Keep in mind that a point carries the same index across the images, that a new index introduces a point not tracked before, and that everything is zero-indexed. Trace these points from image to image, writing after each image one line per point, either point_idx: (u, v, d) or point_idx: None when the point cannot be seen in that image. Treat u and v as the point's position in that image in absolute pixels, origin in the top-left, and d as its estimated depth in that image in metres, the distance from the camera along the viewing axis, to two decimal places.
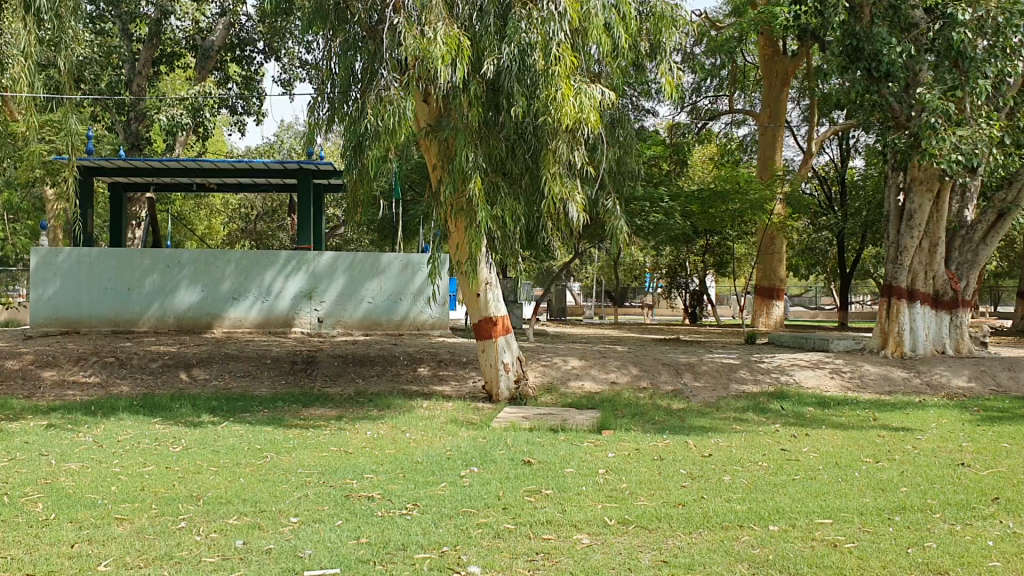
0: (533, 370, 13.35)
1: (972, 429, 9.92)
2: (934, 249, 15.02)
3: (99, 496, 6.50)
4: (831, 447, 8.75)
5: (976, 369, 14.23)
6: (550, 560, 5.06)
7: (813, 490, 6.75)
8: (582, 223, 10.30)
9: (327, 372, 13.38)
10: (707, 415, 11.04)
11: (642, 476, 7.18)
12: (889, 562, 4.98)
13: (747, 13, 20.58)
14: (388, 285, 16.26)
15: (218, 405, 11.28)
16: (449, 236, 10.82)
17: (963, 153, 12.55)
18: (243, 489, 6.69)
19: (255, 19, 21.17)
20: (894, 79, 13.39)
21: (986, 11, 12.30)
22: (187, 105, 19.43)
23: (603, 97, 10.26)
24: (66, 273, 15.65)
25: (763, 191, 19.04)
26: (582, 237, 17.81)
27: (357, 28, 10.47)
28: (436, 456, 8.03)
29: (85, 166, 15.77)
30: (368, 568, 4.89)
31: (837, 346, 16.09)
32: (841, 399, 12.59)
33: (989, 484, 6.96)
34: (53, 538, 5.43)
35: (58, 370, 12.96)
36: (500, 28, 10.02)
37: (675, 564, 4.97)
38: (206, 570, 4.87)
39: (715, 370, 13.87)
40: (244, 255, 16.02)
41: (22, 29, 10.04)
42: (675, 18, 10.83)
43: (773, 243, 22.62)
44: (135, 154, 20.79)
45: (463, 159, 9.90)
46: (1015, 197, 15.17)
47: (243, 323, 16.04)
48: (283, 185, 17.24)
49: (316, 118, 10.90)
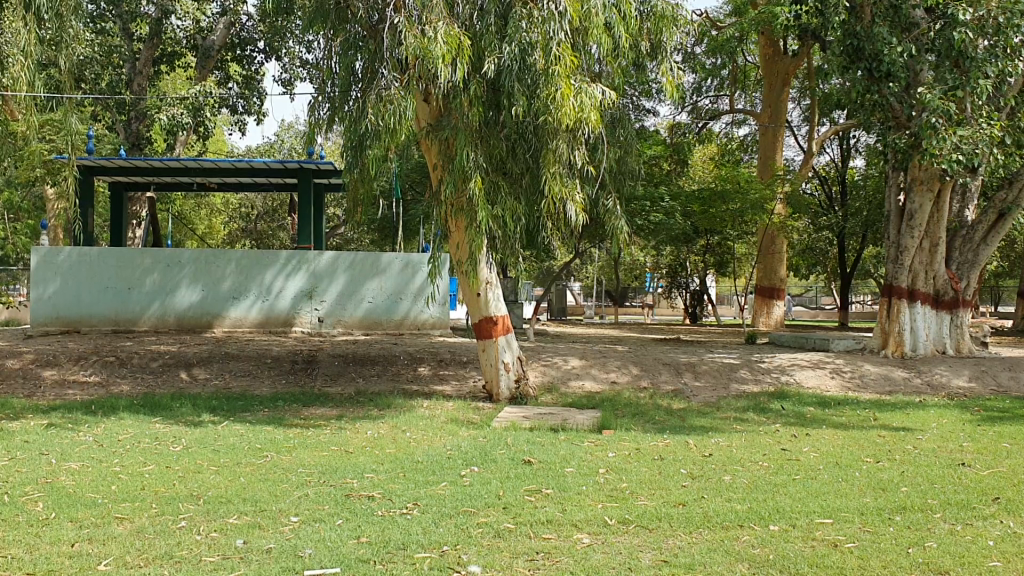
0: (533, 370, 13.34)
1: (972, 429, 9.92)
2: (935, 249, 15.01)
3: (99, 496, 6.49)
4: (832, 446, 8.75)
5: (976, 369, 14.22)
6: (550, 560, 5.06)
7: (813, 490, 6.74)
8: (582, 223, 10.29)
9: (327, 372, 13.37)
10: (707, 415, 11.03)
11: (642, 476, 7.17)
12: (890, 562, 4.97)
13: (748, 14, 20.59)
14: (388, 285, 16.26)
15: (218, 405, 11.27)
16: (449, 235, 10.81)
17: (964, 153, 12.57)
18: (243, 489, 6.68)
19: (256, 19, 21.19)
20: (895, 79, 13.38)
21: (987, 10, 12.28)
22: (187, 104, 19.43)
23: (604, 96, 10.26)
24: (66, 273, 15.65)
25: (764, 191, 18.84)
26: (582, 237, 17.81)
27: (357, 27, 10.47)
28: (436, 456, 8.03)
29: (85, 165, 15.77)
30: (368, 568, 4.88)
31: (837, 346, 16.09)
32: (841, 399, 12.58)
33: (990, 484, 6.95)
34: (53, 538, 5.42)
35: (58, 370, 12.96)
36: (500, 27, 10.01)
37: (675, 564, 4.97)
38: (206, 570, 4.86)
39: (715, 370, 13.86)
40: (244, 254, 16.02)
41: (22, 29, 10.02)
42: (675, 18, 10.83)
43: (773, 243, 22.60)
44: (135, 154, 20.80)
45: (464, 159, 9.89)
46: (1015, 198, 15.16)
47: (243, 323, 16.04)
48: (283, 185, 17.24)
49: (316, 118, 10.89)
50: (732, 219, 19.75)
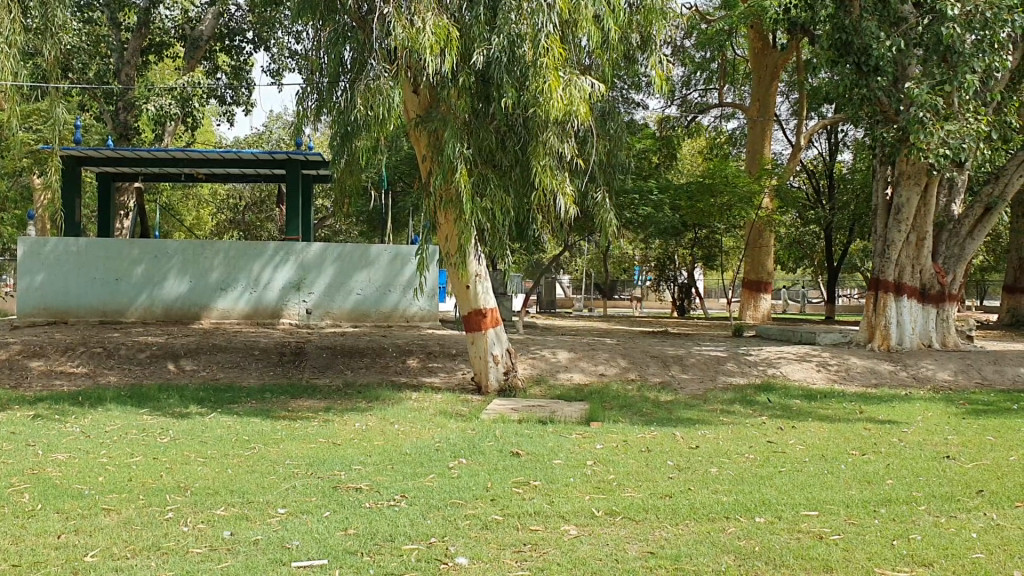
0: (522, 363, 13.35)
1: (957, 422, 9.98)
2: (921, 244, 15.01)
3: (87, 487, 6.47)
4: (818, 438, 8.85)
5: (962, 362, 14.28)
6: (537, 551, 5.08)
7: (799, 481, 6.79)
8: (571, 216, 10.24)
9: (315, 363, 13.33)
10: (693, 407, 11.09)
11: (631, 468, 7.21)
12: (875, 554, 5.02)
13: (738, 7, 20.58)
14: (376, 276, 16.25)
15: (206, 396, 11.22)
16: (437, 227, 10.79)
17: (950, 148, 12.69)
18: (231, 480, 6.68)
19: (244, 9, 21.12)
20: (882, 73, 13.32)
21: (974, 6, 12.31)
22: (175, 94, 19.29)
23: (592, 89, 10.25)
24: (53, 263, 15.57)
25: (752, 185, 19.23)
26: (572, 230, 17.91)
27: (347, 17, 10.43)
28: (424, 448, 8.03)
29: (72, 155, 15.66)
30: (356, 559, 4.90)
31: (824, 339, 16.17)
32: (827, 391, 12.64)
33: (974, 477, 7.01)
34: (39, 529, 5.41)
35: (45, 361, 12.90)
36: (489, 18, 9.93)
37: (662, 556, 5.00)
38: (194, 561, 4.86)
39: (702, 362, 13.92)
40: (233, 246, 15.96)
41: (7, 17, 9.91)
42: (665, 10, 10.78)
43: (761, 236, 22.27)
44: (123, 145, 20.77)
45: (451, 148, 9.84)
46: (1002, 192, 15.24)
47: (231, 314, 15.97)
48: (270, 176, 17.23)
49: (304, 108, 10.81)
50: (719, 213, 19.73)
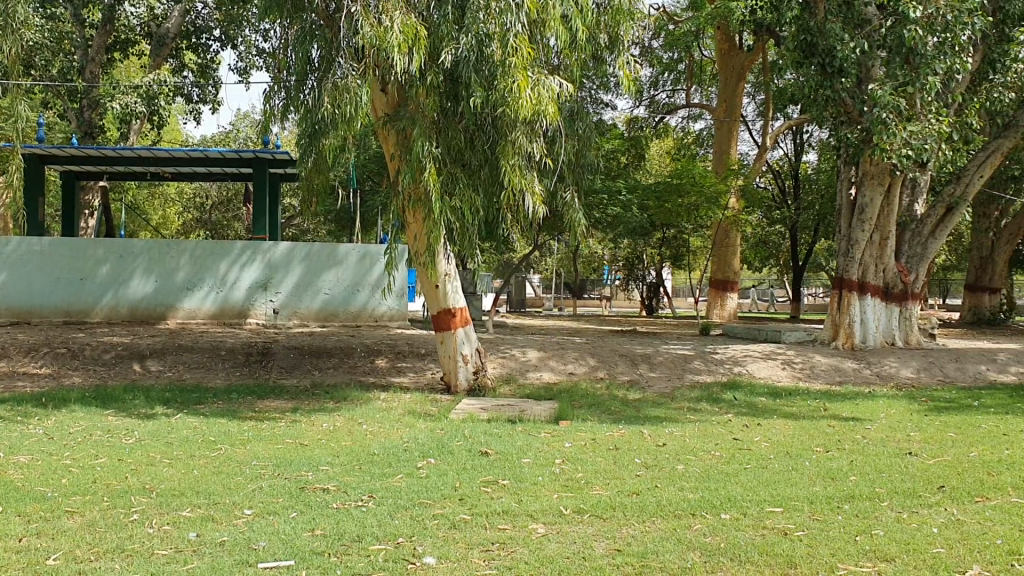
0: (491, 362, 13.37)
1: (919, 419, 10.15)
2: (884, 243, 15.23)
3: (50, 489, 6.39)
4: (783, 435, 8.96)
5: (924, 360, 14.51)
6: (504, 550, 5.10)
7: (764, 478, 6.88)
8: (540, 215, 10.27)
9: (282, 363, 13.25)
10: (660, 405, 11.17)
11: (598, 466, 7.25)
12: (837, 549, 5.10)
13: (705, 8, 20.74)
14: (345, 276, 16.16)
15: (172, 397, 11.12)
16: (406, 226, 10.77)
17: (913, 148, 12.93)
18: (197, 481, 6.64)
19: (212, 7, 20.92)
20: (846, 74, 13.50)
21: (936, 8, 12.50)
22: (141, 92, 19.00)
23: (560, 88, 10.33)
24: (15, 263, 15.33)
25: (719, 186, 19.28)
26: (541, 230, 17.96)
27: (315, 16, 10.40)
28: (392, 448, 8.03)
29: (35, 153, 15.44)
30: (324, 560, 4.89)
31: (789, 337, 16.34)
32: (793, 389, 12.79)
33: (935, 472, 7.13)
34: (0, 533, 5.34)
35: (7, 362, 12.71)
36: (457, 17, 9.93)
37: (629, 553, 5.04)
38: (159, 563, 4.83)
39: (670, 361, 14.02)
40: (199, 245, 15.81)
41: None
42: (631, 11, 10.87)
43: (728, 234, 22.13)
44: (87, 143, 20.48)
45: (419, 147, 9.83)
46: (963, 191, 15.50)
47: (197, 314, 15.82)
48: (237, 175, 17.08)
49: (271, 106, 10.75)
50: (686, 214, 19.76)
